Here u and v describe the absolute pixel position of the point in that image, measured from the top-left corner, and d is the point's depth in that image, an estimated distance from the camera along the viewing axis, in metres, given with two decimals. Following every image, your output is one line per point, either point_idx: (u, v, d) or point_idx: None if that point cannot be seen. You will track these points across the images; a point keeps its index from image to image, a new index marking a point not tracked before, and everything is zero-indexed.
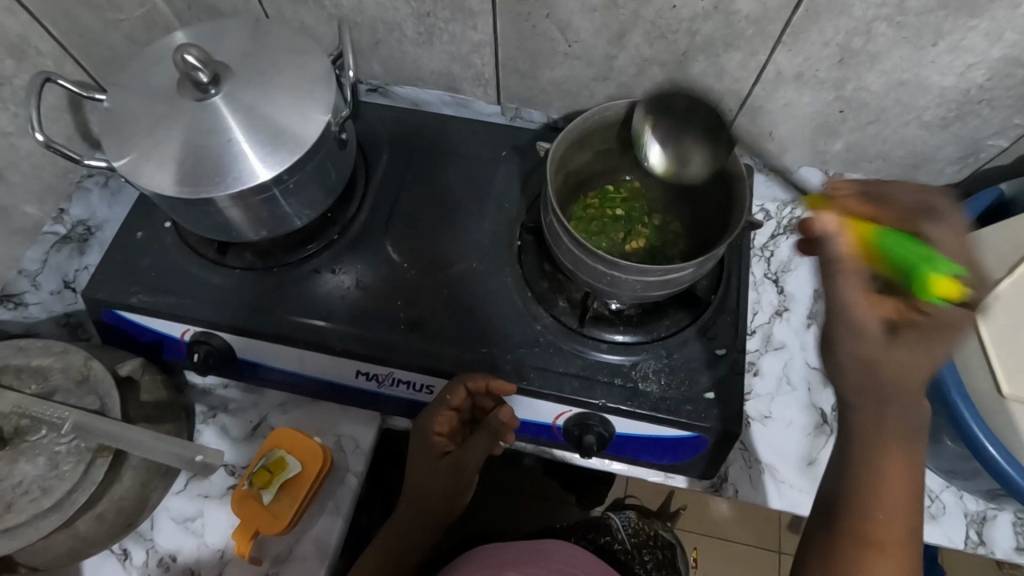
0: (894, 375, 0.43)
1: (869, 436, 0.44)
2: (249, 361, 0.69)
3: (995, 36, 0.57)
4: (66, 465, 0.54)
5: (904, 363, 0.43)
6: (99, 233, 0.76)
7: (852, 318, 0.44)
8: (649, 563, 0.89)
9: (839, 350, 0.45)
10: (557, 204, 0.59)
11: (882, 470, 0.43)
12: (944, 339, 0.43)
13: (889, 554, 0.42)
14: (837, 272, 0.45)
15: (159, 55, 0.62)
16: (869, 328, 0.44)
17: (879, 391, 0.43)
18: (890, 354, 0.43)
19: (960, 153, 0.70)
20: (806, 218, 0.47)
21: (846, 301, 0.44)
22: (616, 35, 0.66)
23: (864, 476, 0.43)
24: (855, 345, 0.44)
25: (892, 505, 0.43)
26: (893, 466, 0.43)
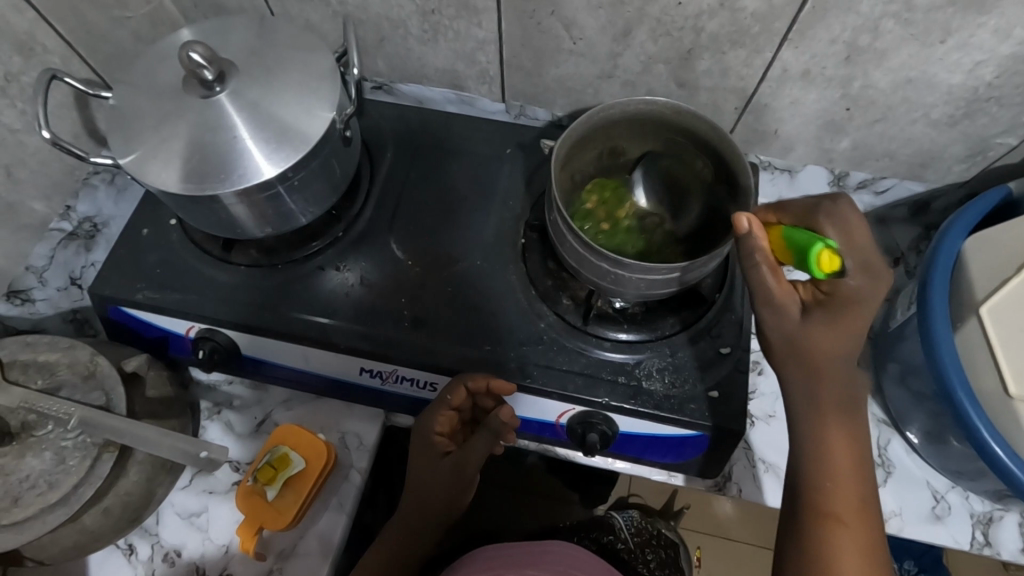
0: (824, 352, 0.49)
1: (814, 417, 0.50)
2: (254, 358, 0.69)
3: (1004, 33, 0.56)
4: (73, 459, 0.54)
5: (826, 337, 0.49)
6: (106, 230, 0.76)
7: (767, 302, 0.50)
8: (653, 561, 0.89)
9: (769, 332, 0.51)
10: (561, 201, 0.59)
11: (830, 448, 0.49)
12: (859, 308, 0.48)
13: (844, 524, 0.47)
14: (761, 262, 0.50)
15: (165, 52, 0.62)
16: (785, 308, 0.50)
17: (818, 368, 0.49)
18: (810, 329, 0.49)
19: (968, 151, 0.70)
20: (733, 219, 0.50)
21: (766, 286, 0.50)
22: (621, 32, 0.66)
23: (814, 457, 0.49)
24: (780, 326, 0.51)
25: (841, 482, 0.48)
26: (839, 444, 0.49)
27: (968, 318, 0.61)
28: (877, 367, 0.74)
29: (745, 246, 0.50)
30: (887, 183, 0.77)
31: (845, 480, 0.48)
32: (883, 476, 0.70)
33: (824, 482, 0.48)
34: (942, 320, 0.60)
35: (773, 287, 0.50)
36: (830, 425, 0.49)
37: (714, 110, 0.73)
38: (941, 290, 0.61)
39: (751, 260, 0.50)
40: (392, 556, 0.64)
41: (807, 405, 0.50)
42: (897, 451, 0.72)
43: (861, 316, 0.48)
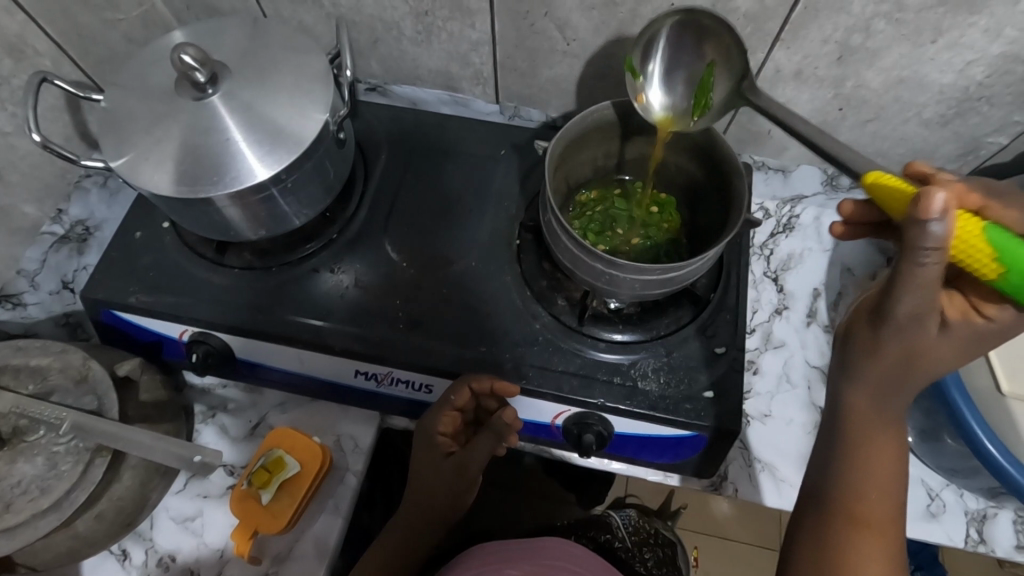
0: (925, 365, 0.41)
1: (867, 422, 0.44)
2: (248, 361, 0.69)
3: (994, 33, 0.57)
4: (66, 464, 0.54)
5: (943, 357, 0.41)
6: (98, 233, 0.76)
7: (914, 304, 0.38)
8: (650, 560, 0.89)
9: (890, 335, 0.41)
10: (555, 203, 0.59)
11: (868, 454, 0.44)
12: (994, 336, 0.40)
13: (875, 533, 0.43)
14: (929, 264, 0.35)
15: (157, 54, 0.62)
16: (930, 317, 0.39)
17: (904, 377, 0.42)
18: (935, 345, 0.40)
19: (960, 150, 0.70)
20: (924, 193, 0.34)
21: (914, 289, 0.37)
22: (614, 33, 0.66)
23: (850, 464, 0.44)
24: (905, 333, 0.40)
25: (878, 492, 0.44)
26: (881, 454, 0.44)
27: None
28: None
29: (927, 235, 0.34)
30: None
31: (881, 491, 0.44)
32: None
33: (861, 485, 0.44)
34: None
35: (915, 291, 0.37)
36: (877, 435, 0.44)
37: None
38: None
39: (917, 254, 0.35)
40: (391, 555, 0.64)
41: (869, 409, 0.44)
42: None
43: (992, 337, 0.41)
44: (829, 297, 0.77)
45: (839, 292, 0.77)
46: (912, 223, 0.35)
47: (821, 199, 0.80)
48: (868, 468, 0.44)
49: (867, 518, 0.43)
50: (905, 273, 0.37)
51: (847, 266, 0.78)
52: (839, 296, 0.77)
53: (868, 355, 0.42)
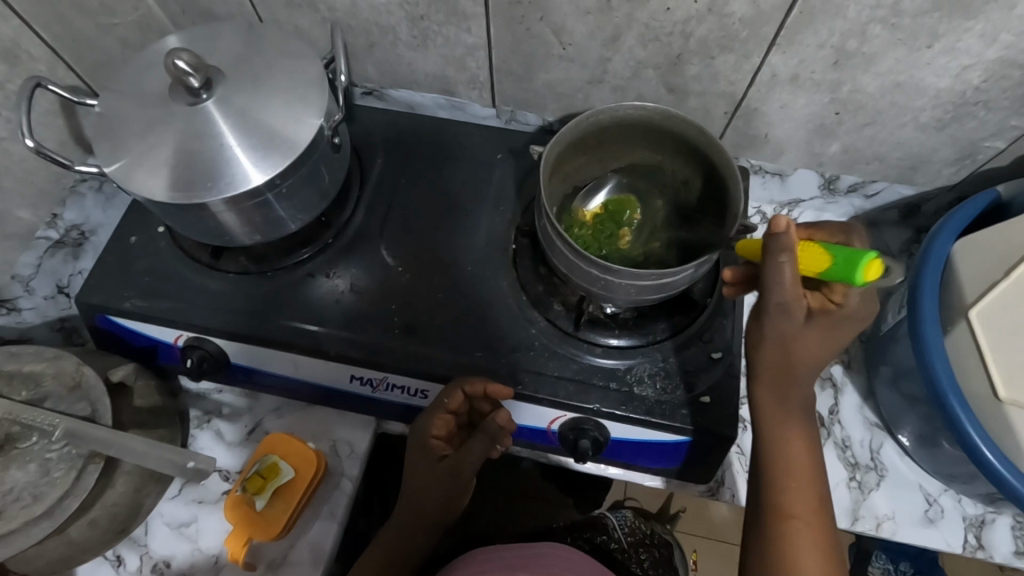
0: (802, 356, 0.50)
1: (779, 418, 0.51)
2: (243, 366, 0.68)
3: (991, 38, 0.57)
4: (58, 472, 0.53)
5: (813, 348, 0.49)
6: (94, 238, 0.77)
7: (787, 297, 0.47)
8: (647, 561, 0.89)
9: (767, 331, 0.50)
10: (551, 208, 0.59)
11: (788, 447, 0.50)
12: (852, 322, 0.49)
13: (804, 523, 0.48)
14: (785, 266, 0.46)
15: (151, 59, 0.62)
16: (794, 310, 0.48)
17: (789, 372, 0.50)
18: (802, 337, 0.49)
19: (957, 155, 0.70)
20: (773, 218, 0.47)
21: (779, 289, 0.47)
22: (610, 37, 0.66)
23: (773, 465, 0.50)
24: (781, 327, 0.49)
25: (800, 484, 0.49)
26: (797, 448, 0.51)
27: (959, 322, 0.61)
28: (870, 370, 0.74)
29: (773, 246, 0.46)
30: (878, 187, 0.77)
31: (802, 482, 0.49)
32: (875, 480, 0.70)
33: (787, 482, 0.50)
34: (932, 324, 0.60)
35: (788, 286, 0.47)
36: (791, 431, 0.51)
37: (703, 115, 0.73)
38: (931, 295, 0.61)
39: (775, 260, 0.46)
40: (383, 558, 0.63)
41: (773, 409, 0.51)
42: (890, 454, 0.72)
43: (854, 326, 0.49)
44: None
45: None
46: (770, 238, 0.47)
47: (819, 203, 0.81)
48: (792, 462, 0.50)
49: (794, 511, 0.49)
50: (771, 275, 0.47)
51: None
52: None
53: (752, 355, 0.52)
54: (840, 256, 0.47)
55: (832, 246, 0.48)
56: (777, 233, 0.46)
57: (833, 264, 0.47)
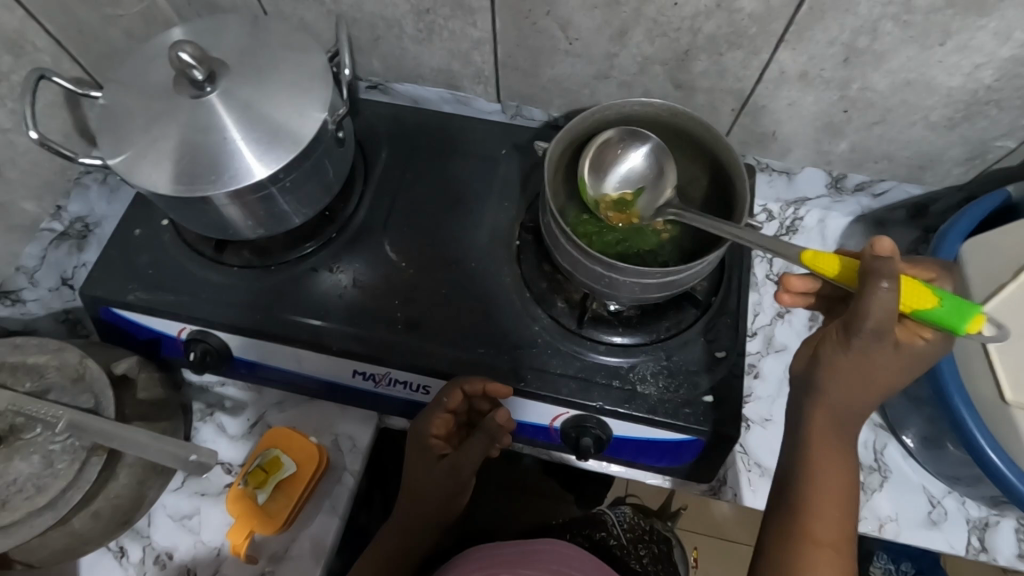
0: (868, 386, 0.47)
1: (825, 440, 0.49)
2: (246, 360, 0.68)
3: (1004, 36, 0.56)
4: (61, 463, 0.54)
5: (888, 377, 0.47)
6: (98, 230, 0.76)
7: (884, 321, 0.43)
8: (646, 558, 0.89)
9: (849, 352, 0.46)
10: (556, 204, 0.59)
11: (823, 465, 0.49)
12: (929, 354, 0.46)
13: (832, 548, 0.47)
14: (885, 291, 0.42)
15: (155, 51, 0.61)
16: (885, 337, 0.45)
17: (852, 401, 0.48)
18: (880, 365, 0.46)
19: (967, 155, 0.69)
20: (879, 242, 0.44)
21: (877, 317, 0.43)
22: (617, 33, 0.65)
23: (804, 483, 0.49)
24: (863, 353, 0.46)
25: (825, 506, 0.48)
26: (830, 470, 0.49)
27: None
28: None
29: (877, 267, 0.43)
30: (886, 186, 0.76)
31: (833, 508, 0.48)
32: (879, 481, 0.70)
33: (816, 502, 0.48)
34: None
35: (892, 312, 0.43)
36: (828, 454, 0.49)
37: (711, 112, 0.73)
38: None
39: (878, 286, 0.42)
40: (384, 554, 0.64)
41: (823, 430, 0.49)
42: (893, 455, 0.71)
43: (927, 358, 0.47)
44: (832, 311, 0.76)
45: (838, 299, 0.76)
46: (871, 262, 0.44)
47: (825, 202, 0.80)
48: (822, 486, 0.48)
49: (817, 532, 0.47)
50: (874, 299, 0.43)
51: None
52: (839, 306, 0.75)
53: (824, 374, 0.48)
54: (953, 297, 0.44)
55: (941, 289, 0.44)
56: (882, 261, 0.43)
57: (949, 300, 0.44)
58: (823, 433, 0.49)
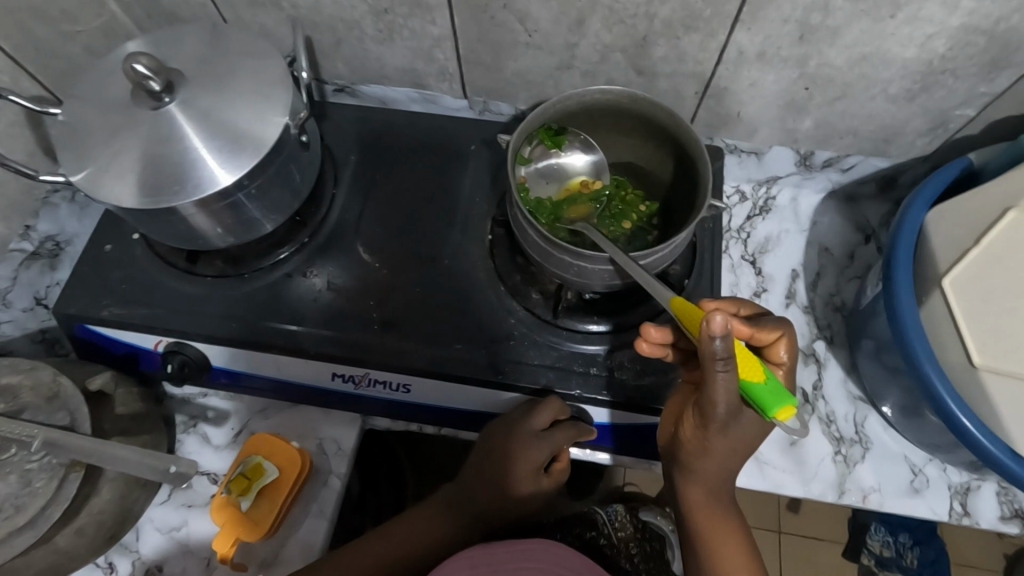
0: (735, 453, 0.54)
1: (703, 499, 0.56)
2: (225, 370, 0.68)
3: (952, 5, 0.56)
4: (39, 481, 0.54)
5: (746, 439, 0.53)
6: (69, 248, 0.76)
7: (725, 406, 0.48)
8: (637, 556, 0.86)
9: (710, 437, 0.52)
10: (520, 196, 0.59)
11: (714, 523, 0.56)
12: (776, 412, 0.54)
13: None
14: (726, 374, 0.46)
15: (111, 65, 0.61)
16: (737, 411, 0.49)
17: (713, 469, 0.54)
18: (734, 435, 0.52)
19: (929, 125, 0.70)
20: (708, 318, 0.45)
21: (723, 396, 0.48)
22: (575, 22, 0.65)
23: (707, 533, 0.56)
24: (722, 430, 0.51)
25: (735, 558, 0.55)
26: (724, 520, 0.56)
27: (932, 291, 0.60)
28: (851, 344, 0.74)
29: (719, 352, 0.45)
30: (853, 160, 0.77)
31: (737, 560, 0.55)
32: (860, 453, 0.71)
33: (714, 557, 0.55)
34: (906, 297, 0.60)
35: (724, 397, 0.48)
36: (716, 507, 0.56)
37: (675, 96, 0.73)
38: (904, 266, 0.61)
39: (718, 365, 0.46)
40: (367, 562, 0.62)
41: (702, 490, 0.56)
42: (874, 427, 0.72)
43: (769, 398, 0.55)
44: (807, 278, 0.77)
45: (817, 273, 0.78)
46: (709, 344, 0.45)
47: (796, 179, 0.80)
48: (718, 539, 0.56)
49: None
50: (713, 385, 0.47)
51: (824, 247, 0.79)
52: (818, 277, 0.77)
53: (692, 458, 0.54)
54: (773, 385, 0.48)
55: (769, 381, 0.48)
56: (715, 339, 0.45)
57: (760, 386, 0.48)
58: (701, 494, 0.56)
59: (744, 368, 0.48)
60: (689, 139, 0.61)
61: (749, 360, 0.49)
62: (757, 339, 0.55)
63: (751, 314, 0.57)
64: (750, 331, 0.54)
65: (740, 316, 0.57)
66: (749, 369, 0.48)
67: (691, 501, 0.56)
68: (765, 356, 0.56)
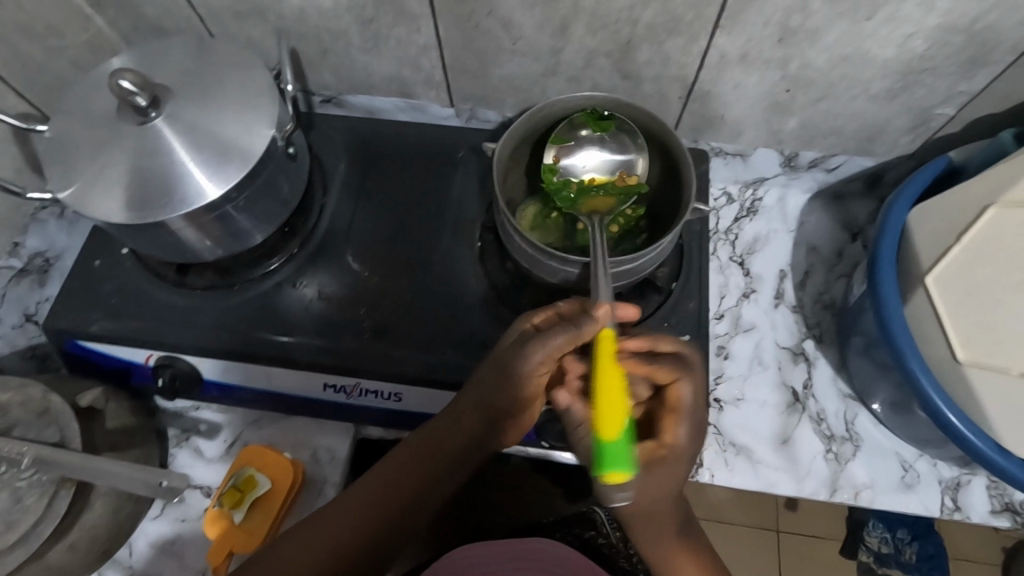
0: (659, 496, 0.56)
1: (643, 528, 0.59)
2: (216, 382, 0.67)
3: (929, 5, 0.57)
4: (31, 498, 0.54)
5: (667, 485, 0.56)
6: (59, 263, 0.75)
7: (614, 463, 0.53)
8: (639, 558, 0.82)
9: (621, 492, 0.56)
10: (506, 203, 0.59)
11: (663, 543, 0.59)
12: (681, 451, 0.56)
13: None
14: (509, 387, 0.54)
15: (96, 81, 0.61)
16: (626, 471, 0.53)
17: (643, 508, 0.57)
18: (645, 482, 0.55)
19: (911, 124, 0.70)
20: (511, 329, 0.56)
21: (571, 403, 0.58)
22: (558, 29, 0.66)
23: (653, 545, 0.60)
24: (625, 490, 0.55)
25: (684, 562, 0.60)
26: (669, 538, 0.60)
27: (915, 290, 0.61)
28: (841, 342, 0.74)
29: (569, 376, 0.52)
30: (839, 160, 0.78)
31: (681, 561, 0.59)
32: (852, 450, 0.71)
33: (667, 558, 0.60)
34: (891, 294, 0.61)
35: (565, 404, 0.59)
36: (665, 528, 0.59)
37: (660, 100, 0.74)
38: (889, 264, 0.62)
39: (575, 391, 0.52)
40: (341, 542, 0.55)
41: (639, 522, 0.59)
42: (865, 424, 0.73)
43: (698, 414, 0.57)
44: (796, 276, 0.78)
45: (806, 271, 0.78)
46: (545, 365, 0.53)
47: (783, 180, 0.80)
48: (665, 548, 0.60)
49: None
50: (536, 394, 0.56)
51: (812, 245, 0.79)
52: (807, 275, 0.78)
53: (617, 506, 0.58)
54: (623, 446, 0.45)
55: (621, 439, 0.45)
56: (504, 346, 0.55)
57: (608, 441, 0.45)
58: (642, 524, 0.59)
59: (603, 419, 0.46)
60: (675, 143, 0.61)
61: (614, 417, 0.46)
62: (656, 378, 0.55)
63: (658, 352, 0.56)
64: (647, 371, 0.55)
65: (655, 352, 0.56)
66: (610, 423, 0.46)
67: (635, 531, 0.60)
68: (665, 394, 0.57)
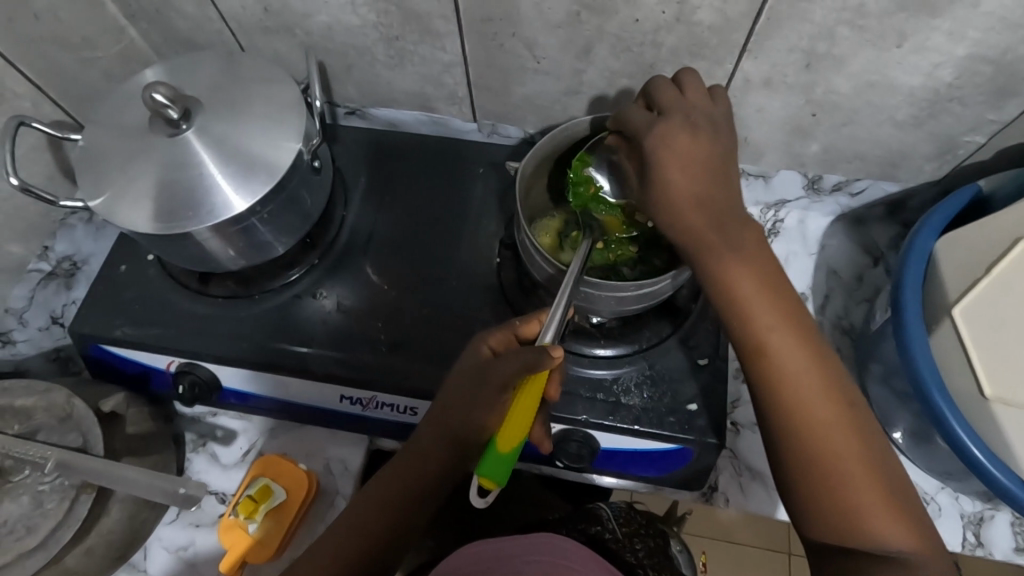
0: (742, 256, 0.50)
1: (754, 332, 0.50)
2: (234, 390, 0.69)
3: (959, 36, 0.57)
4: (51, 503, 0.55)
5: (745, 276, 0.50)
6: (86, 267, 0.77)
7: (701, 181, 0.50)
8: (642, 549, 0.74)
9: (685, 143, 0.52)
10: (526, 222, 0.60)
11: (784, 380, 0.49)
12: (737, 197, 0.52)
13: (848, 485, 0.47)
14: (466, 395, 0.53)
15: (129, 93, 0.63)
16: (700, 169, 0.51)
17: (722, 223, 0.50)
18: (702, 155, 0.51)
19: (937, 151, 0.70)
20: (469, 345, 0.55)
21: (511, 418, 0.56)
22: (582, 50, 0.66)
23: (789, 413, 0.48)
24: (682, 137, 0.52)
25: (829, 419, 0.48)
26: (806, 385, 0.48)
27: (942, 321, 0.60)
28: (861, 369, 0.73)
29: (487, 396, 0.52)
30: (862, 185, 0.77)
31: (835, 431, 0.48)
32: None
33: (802, 434, 0.48)
34: (914, 323, 0.60)
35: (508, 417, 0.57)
36: (791, 369, 0.49)
37: None
38: (913, 293, 0.61)
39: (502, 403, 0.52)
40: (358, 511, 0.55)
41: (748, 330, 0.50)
42: None
43: (719, 153, 0.52)
44: (817, 300, 0.77)
45: (826, 295, 0.77)
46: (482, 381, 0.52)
47: (804, 202, 0.80)
48: (799, 399, 0.48)
49: (835, 463, 0.47)
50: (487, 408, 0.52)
51: (832, 270, 0.78)
52: (827, 300, 0.77)
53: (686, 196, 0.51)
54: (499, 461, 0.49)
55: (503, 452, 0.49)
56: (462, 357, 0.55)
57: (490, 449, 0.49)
58: (760, 300, 0.50)
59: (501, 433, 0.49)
60: None
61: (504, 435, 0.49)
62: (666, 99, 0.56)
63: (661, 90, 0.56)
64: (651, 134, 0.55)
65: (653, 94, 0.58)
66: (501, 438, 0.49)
67: (764, 383, 0.50)
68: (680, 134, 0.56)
